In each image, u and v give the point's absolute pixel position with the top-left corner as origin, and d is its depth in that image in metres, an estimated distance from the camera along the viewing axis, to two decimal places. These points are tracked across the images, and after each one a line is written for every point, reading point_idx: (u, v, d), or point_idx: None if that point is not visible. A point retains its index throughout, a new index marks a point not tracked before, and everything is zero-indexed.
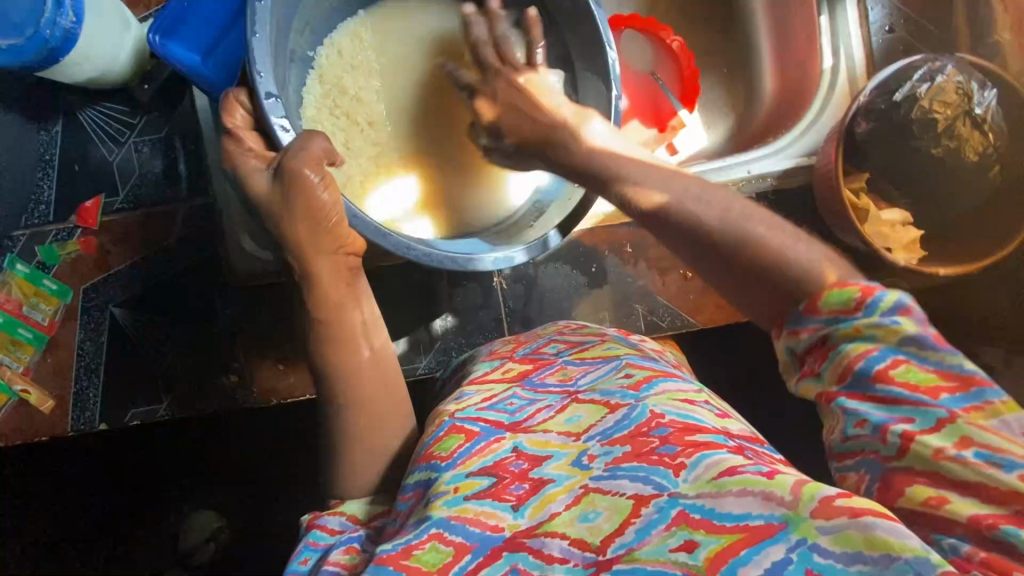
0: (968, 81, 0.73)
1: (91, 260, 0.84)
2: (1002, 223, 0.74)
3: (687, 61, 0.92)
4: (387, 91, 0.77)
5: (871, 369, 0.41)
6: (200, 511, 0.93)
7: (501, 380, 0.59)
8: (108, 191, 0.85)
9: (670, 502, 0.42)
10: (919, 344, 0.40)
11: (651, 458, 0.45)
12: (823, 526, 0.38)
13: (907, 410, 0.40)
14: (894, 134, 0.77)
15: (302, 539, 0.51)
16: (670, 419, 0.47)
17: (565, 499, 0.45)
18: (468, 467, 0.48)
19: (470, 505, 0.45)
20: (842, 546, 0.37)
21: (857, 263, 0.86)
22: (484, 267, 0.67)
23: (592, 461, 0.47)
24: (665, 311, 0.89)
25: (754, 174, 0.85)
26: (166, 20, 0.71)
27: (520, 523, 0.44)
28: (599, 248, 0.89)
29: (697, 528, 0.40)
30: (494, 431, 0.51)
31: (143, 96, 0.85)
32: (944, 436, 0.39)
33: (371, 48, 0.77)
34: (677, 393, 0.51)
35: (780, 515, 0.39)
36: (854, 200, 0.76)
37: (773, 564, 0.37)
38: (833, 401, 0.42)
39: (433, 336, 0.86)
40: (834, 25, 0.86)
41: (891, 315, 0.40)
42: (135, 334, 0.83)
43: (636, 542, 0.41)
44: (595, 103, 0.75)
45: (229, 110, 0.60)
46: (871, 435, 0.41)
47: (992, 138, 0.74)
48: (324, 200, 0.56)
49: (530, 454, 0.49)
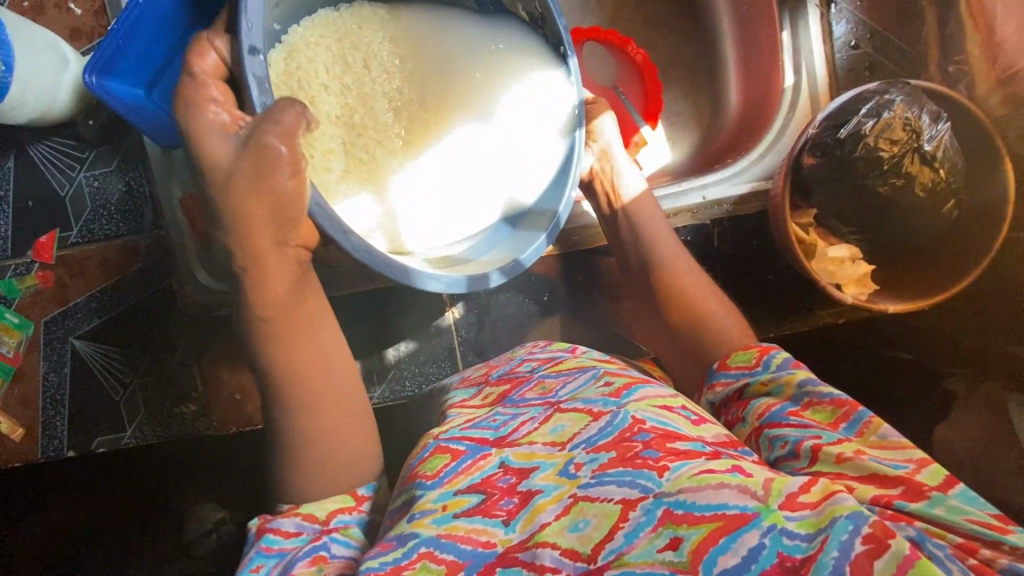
0: (918, 116, 0.69)
1: (50, 293, 0.87)
2: (951, 259, 0.72)
3: (652, 84, 0.92)
4: (359, 84, 0.76)
5: (784, 409, 0.58)
6: (203, 503, 0.86)
7: (482, 405, 0.65)
8: (62, 226, 0.87)
9: (655, 503, 0.45)
10: (813, 389, 0.58)
11: (635, 463, 0.48)
12: (790, 515, 0.43)
13: (814, 431, 0.54)
14: (839, 173, 0.73)
15: (254, 544, 0.54)
16: (650, 425, 0.51)
17: (555, 509, 0.48)
18: (456, 485, 0.52)
19: (460, 523, 0.49)
20: (804, 528, 0.43)
21: (805, 292, 0.87)
22: (431, 288, 0.66)
23: (578, 470, 0.50)
24: (616, 339, 0.91)
25: (709, 200, 0.83)
26: (100, 58, 0.70)
27: (511, 538, 0.48)
28: (551, 276, 0.91)
29: (680, 524, 0.43)
30: (479, 449, 0.55)
31: (87, 131, 0.85)
32: (844, 445, 0.52)
33: (349, 48, 0.76)
34: (655, 399, 0.55)
35: (753, 506, 0.43)
36: (801, 236, 0.74)
37: (749, 551, 0.41)
38: (761, 432, 0.58)
39: (387, 365, 0.87)
40: (796, 40, 0.83)
41: (785, 369, 0.61)
42: (100, 369, 0.88)
43: (626, 546, 0.44)
44: (560, 103, 0.78)
45: (201, 53, 0.62)
46: (793, 452, 0.54)
47: (943, 173, 0.70)
48: (287, 188, 0.59)
49: (516, 467, 0.53)
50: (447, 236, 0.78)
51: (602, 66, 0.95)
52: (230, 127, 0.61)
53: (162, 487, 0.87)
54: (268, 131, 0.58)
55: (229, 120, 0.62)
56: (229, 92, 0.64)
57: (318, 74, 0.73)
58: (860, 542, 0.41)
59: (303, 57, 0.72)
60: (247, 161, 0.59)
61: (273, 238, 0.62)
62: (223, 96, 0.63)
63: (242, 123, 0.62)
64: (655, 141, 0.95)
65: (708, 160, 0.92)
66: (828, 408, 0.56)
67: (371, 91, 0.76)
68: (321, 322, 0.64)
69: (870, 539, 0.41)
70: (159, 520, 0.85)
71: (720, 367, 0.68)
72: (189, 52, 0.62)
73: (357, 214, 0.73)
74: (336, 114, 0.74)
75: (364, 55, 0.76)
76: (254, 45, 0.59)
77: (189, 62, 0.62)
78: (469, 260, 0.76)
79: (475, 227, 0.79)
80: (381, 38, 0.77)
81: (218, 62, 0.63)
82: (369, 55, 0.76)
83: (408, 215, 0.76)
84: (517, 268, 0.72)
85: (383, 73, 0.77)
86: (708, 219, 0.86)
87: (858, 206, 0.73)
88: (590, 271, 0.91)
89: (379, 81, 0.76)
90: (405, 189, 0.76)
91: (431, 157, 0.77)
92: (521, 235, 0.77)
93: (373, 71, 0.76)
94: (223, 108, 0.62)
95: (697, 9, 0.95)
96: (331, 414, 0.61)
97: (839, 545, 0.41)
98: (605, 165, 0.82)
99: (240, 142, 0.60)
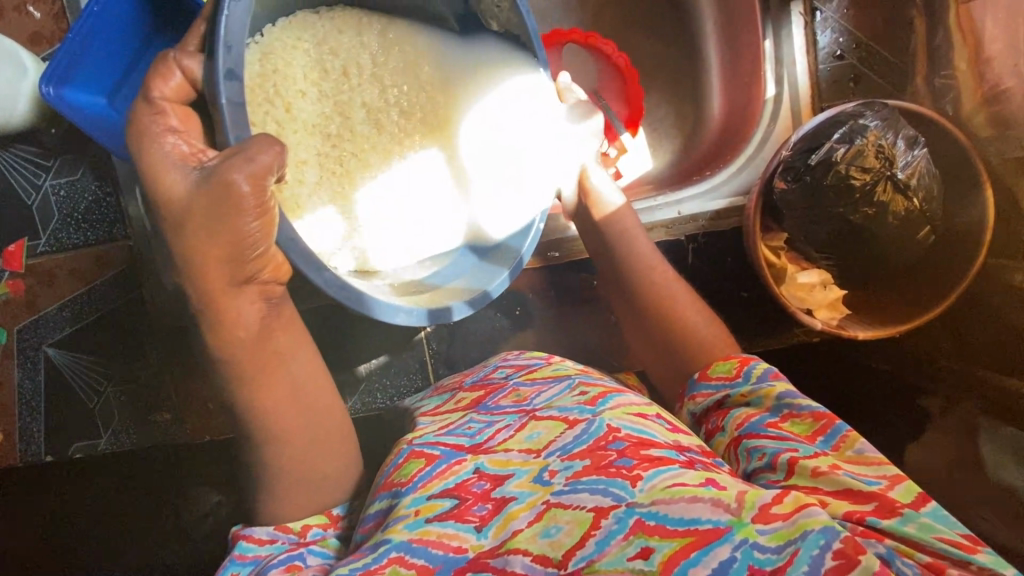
0: (891, 144, 0.68)
1: (22, 302, 0.87)
2: (921, 295, 0.73)
3: (637, 86, 0.89)
4: (333, 94, 0.72)
5: (765, 420, 0.58)
6: (199, 488, 0.86)
7: (456, 409, 0.65)
8: (30, 235, 0.86)
9: (627, 512, 0.46)
10: (791, 400, 0.59)
11: (609, 471, 0.48)
12: (762, 528, 0.44)
13: (792, 443, 0.54)
14: (809, 202, 0.71)
15: (228, 553, 0.54)
16: (625, 433, 0.52)
17: (528, 516, 0.48)
18: (428, 490, 0.51)
19: (432, 528, 0.48)
20: (776, 541, 0.43)
21: (773, 309, 0.88)
22: (398, 321, 0.64)
23: (553, 477, 0.50)
24: (587, 352, 0.93)
25: (684, 215, 0.82)
26: (57, 68, 0.68)
27: (483, 544, 0.48)
28: (523, 291, 0.91)
29: (652, 535, 0.44)
30: (454, 454, 0.55)
31: (49, 140, 0.84)
32: (820, 459, 0.52)
33: (328, 53, 0.72)
34: (631, 406, 0.56)
35: (726, 520, 0.44)
36: (771, 259, 0.76)
37: (720, 564, 0.42)
38: (740, 443, 0.57)
39: (358, 378, 0.88)
40: (779, 49, 0.80)
41: (764, 379, 0.62)
42: (73, 376, 0.88)
43: (597, 554, 0.44)
44: (540, 113, 0.76)
45: (164, 73, 0.56)
46: (768, 464, 0.54)
47: (917, 202, 0.68)
48: (252, 230, 0.53)
49: (491, 474, 0.52)
50: (414, 253, 0.76)
51: (581, 74, 0.92)
52: (189, 159, 0.55)
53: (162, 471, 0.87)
54: (234, 168, 0.51)
55: (188, 152, 0.56)
56: (190, 119, 0.58)
57: (296, 79, 0.69)
58: (830, 557, 0.42)
59: (281, 60, 0.68)
60: (203, 198, 0.52)
61: (229, 282, 0.55)
62: (182, 125, 0.57)
63: (203, 157, 0.56)
64: (636, 150, 0.92)
65: (689, 169, 0.90)
66: (807, 421, 0.56)
67: (351, 100, 0.73)
68: (309, 375, 0.62)
69: (840, 554, 0.42)
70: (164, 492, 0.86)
71: (699, 376, 0.67)
72: (150, 74, 0.56)
73: (321, 232, 0.70)
74: (312, 124, 0.71)
75: (344, 62, 0.73)
76: (232, 69, 0.54)
77: (147, 85, 0.56)
78: (431, 286, 0.73)
79: (442, 246, 0.77)
80: (363, 44, 0.74)
81: (183, 83, 0.58)
82: (350, 61, 0.73)
83: (378, 228, 0.74)
84: (483, 300, 0.71)
85: (368, 83, 0.74)
86: (682, 235, 0.85)
87: (822, 231, 0.72)
88: (564, 284, 0.92)
89: (360, 89, 0.74)
90: (379, 199, 0.74)
91: (410, 169, 0.76)
92: (488, 266, 0.74)
93: (356, 81, 0.73)
94: (182, 140, 0.56)
95: (682, 10, 0.91)
96: (292, 434, 0.59)
97: (810, 560, 0.42)
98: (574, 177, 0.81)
99: (202, 176, 0.53)
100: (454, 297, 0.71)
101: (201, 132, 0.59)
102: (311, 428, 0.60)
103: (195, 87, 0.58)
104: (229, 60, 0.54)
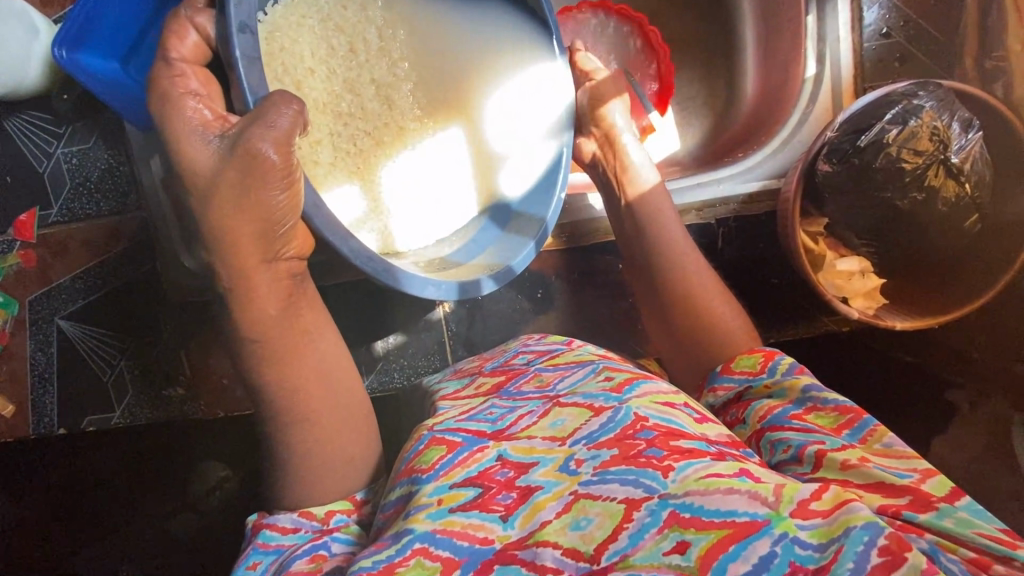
0: (947, 126, 0.69)
1: (34, 273, 0.85)
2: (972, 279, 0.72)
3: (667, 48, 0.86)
4: (343, 72, 0.69)
5: (788, 412, 0.55)
6: (207, 462, 0.86)
7: (477, 395, 0.62)
8: (41, 204, 0.84)
9: (660, 504, 0.43)
10: (817, 392, 0.55)
11: (638, 462, 0.46)
12: (801, 523, 0.42)
13: (819, 435, 0.51)
14: (859, 181, 0.73)
15: (250, 541, 0.52)
16: (654, 422, 0.49)
17: (555, 506, 0.46)
18: (451, 478, 0.49)
19: (456, 518, 0.46)
20: (817, 538, 0.41)
21: (802, 297, 0.86)
22: (428, 294, 0.63)
23: (579, 466, 0.47)
24: (608, 337, 0.91)
25: (719, 197, 0.79)
26: (71, 30, 0.65)
27: (510, 534, 0.45)
28: (545, 273, 0.89)
29: (687, 527, 0.42)
30: (476, 441, 0.52)
31: (61, 106, 0.82)
32: (849, 452, 0.49)
33: (334, 29, 0.68)
34: (658, 395, 0.53)
35: (764, 513, 0.42)
36: (809, 245, 0.76)
37: (759, 559, 0.40)
38: (762, 435, 0.54)
39: (375, 357, 0.86)
40: (822, 26, 0.77)
41: (788, 374, 0.58)
42: (87, 350, 0.86)
43: (630, 548, 0.42)
44: (555, 88, 0.73)
45: (179, 34, 0.56)
46: (794, 457, 0.50)
47: (968, 188, 0.70)
48: (281, 202, 0.54)
49: (515, 462, 0.50)
50: (432, 234, 0.74)
51: (611, 44, 0.88)
52: (212, 127, 0.55)
53: (173, 445, 0.86)
54: (260, 138, 0.52)
55: (211, 118, 0.56)
56: (211, 82, 0.58)
57: (304, 56, 0.66)
58: (874, 553, 0.40)
59: (288, 38, 0.64)
60: (237, 168, 0.53)
61: (267, 254, 0.56)
62: (204, 88, 0.57)
63: (227, 123, 0.56)
64: (663, 130, 0.89)
65: (718, 151, 0.87)
66: (831, 414, 0.53)
67: (360, 76, 0.70)
68: (334, 361, 0.60)
69: (884, 551, 0.40)
70: (172, 465, 0.85)
71: (722, 370, 0.64)
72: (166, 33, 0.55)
73: (341, 209, 0.68)
74: (323, 102, 0.68)
75: (350, 38, 0.69)
76: (245, 21, 0.53)
77: (165, 46, 0.55)
78: (450, 266, 0.71)
79: (459, 228, 0.75)
80: (372, 19, 0.70)
81: (199, 43, 0.57)
82: (356, 37, 0.69)
83: (393, 206, 0.71)
84: (507, 276, 0.69)
85: (378, 58, 0.71)
86: (713, 218, 0.83)
87: (870, 218, 0.75)
88: (587, 266, 0.90)
89: (371, 66, 0.71)
90: (394, 179, 0.72)
91: (425, 149, 0.73)
92: (511, 237, 0.73)
93: (365, 57, 0.70)
94: (204, 104, 0.56)
95: None
96: (314, 416, 0.57)
97: (854, 556, 0.39)
98: (609, 151, 0.79)
99: (226, 147, 0.54)
100: (480, 273, 0.69)
101: (222, 97, 0.59)
102: (334, 410, 0.58)
103: (210, 45, 0.57)
104: (240, 11, 0.53)
